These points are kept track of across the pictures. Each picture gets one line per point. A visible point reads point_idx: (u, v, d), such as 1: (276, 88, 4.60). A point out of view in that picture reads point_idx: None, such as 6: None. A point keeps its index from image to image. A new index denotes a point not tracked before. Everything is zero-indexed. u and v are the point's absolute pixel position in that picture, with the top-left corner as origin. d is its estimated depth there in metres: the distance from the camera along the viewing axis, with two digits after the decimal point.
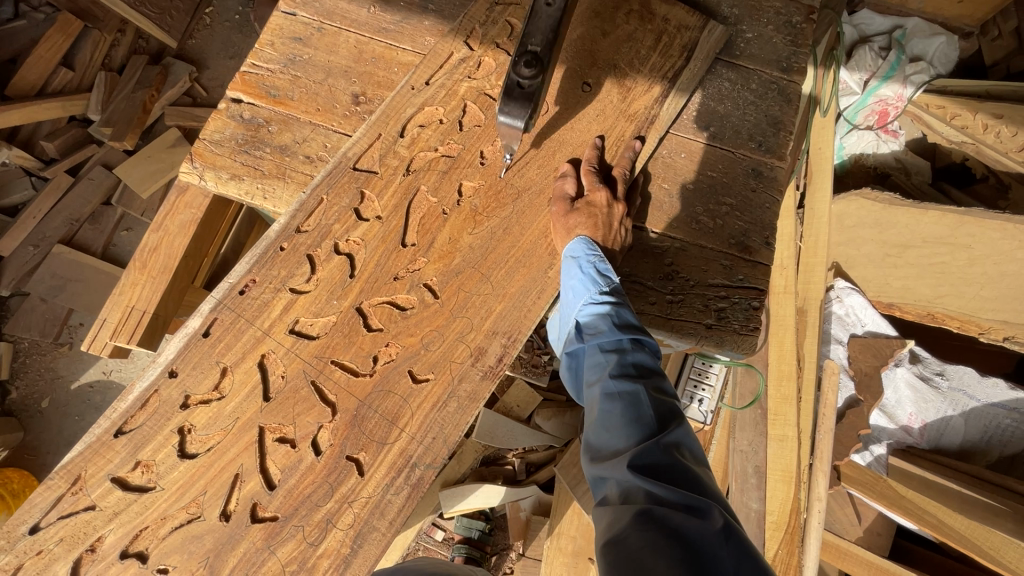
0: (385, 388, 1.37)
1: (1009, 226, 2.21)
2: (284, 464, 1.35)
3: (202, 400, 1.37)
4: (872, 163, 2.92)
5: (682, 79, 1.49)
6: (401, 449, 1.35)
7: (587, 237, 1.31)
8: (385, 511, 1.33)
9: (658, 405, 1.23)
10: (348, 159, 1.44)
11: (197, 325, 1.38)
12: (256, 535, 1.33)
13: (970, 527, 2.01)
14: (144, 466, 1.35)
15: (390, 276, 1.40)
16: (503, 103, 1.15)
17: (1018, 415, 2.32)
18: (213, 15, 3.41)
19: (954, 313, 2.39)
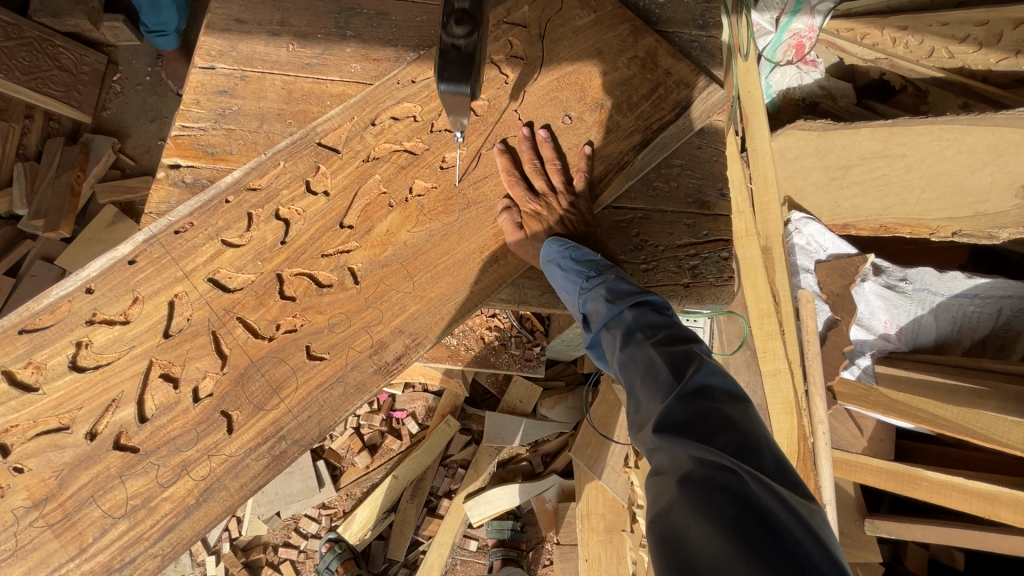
0: (279, 356, 1.34)
1: (937, 129, 2.26)
2: (161, 401, 1.31)
3: (110, 321, 1.33)
4: (800, 95, 3.05)
5: (670, 138, 1.51)
6: (273, 419, 1.32)
7: (553, 238, 1.41)
8: (241, 473, 1.29)
9: (669, 360, 1.22)
10: (316, 132, 1.44)
11: (133, 246, 1.35)
12: (113, 462, 1.27)
13: (960, 413, 2.15)
14: (32, 369, 1.29)
15: (319, 253, 1.39)
16: (440, 70, 1.00)
17: (981, 300, 2.46)
18: (123, 81, 3.30)
19: (902, 220, 2.58)
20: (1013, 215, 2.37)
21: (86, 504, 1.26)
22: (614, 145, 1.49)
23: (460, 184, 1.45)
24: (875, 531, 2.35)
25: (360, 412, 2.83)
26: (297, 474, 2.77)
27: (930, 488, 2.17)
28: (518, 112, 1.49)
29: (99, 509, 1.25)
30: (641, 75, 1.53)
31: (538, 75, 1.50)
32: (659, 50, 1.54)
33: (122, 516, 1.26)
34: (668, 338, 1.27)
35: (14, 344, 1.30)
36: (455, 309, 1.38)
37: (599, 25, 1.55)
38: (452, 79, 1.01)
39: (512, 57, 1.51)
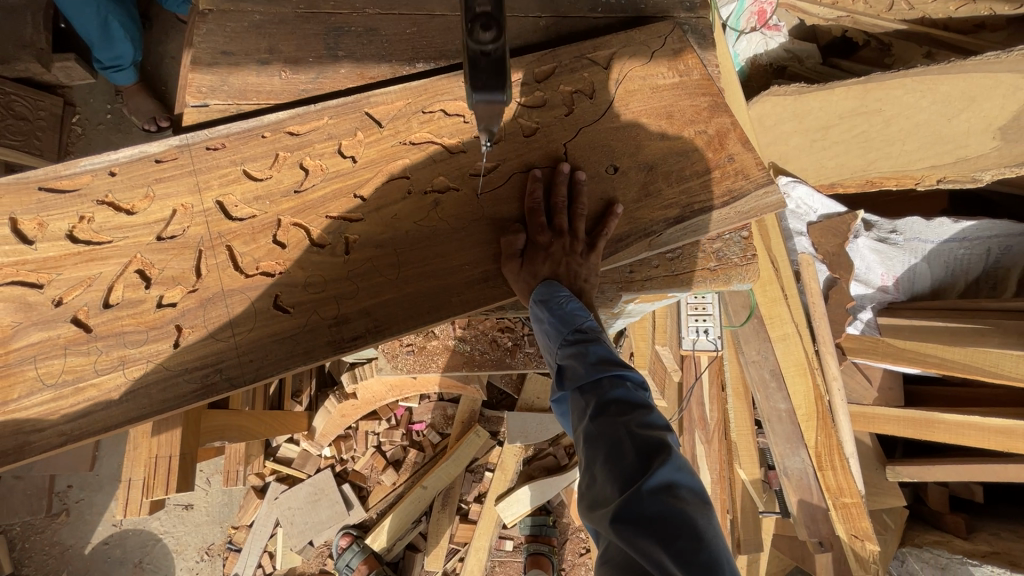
0: (247, 294, 1.33)
1: (907, 81, 2.35)
2: (131, 296, 1.32)
3: (117, 207, 1.35)
4: (767, 61, 3.08)
5: (709, 221, 1.45)
6: (215, 354, 1.30)
7: (548, 279, 1.34)
8: (168, 389, 1.28)
9: (639, 444, 1.13)
10: (368, 100, 1.45)
11: (165, 148, 1.37)
12: (70, 334, 1.29)
13: (969, 354, 2.24)
14: (35, 224, 1.33)
15: (324, 212, 1.39)
16: (473, 82, 0.96)
17: (969, 243, 2.54)
18: (83, 122, 3.16)
19: (888, 173, 2.62)
20: (992, 156, 2.41)
21: (24, 363, 1.28)
22: (629, 140, 1.49)
23: (481, 198, 1.43)
24: (898, 477, 2.46)
25: (379, 430, 2.80)
26: (324, 500, 2.73)
27: (948, 430, 2.26)
28: (567, 149, 1.48)
29: (37, 372, 1.27)
30: (641, 65, 1.53)
31: (598, 119, 1.50)
32: (730, 130, 1.49)
33: (51, 386, 1.27)
34: (642, 419, 1.18)
35: (23, 196, 1.34)
36: (437, 284, 1.38)
37: (682, 88, 1.52)
38: (487, 88, 0.97)
39: (571, 92, 1.52)
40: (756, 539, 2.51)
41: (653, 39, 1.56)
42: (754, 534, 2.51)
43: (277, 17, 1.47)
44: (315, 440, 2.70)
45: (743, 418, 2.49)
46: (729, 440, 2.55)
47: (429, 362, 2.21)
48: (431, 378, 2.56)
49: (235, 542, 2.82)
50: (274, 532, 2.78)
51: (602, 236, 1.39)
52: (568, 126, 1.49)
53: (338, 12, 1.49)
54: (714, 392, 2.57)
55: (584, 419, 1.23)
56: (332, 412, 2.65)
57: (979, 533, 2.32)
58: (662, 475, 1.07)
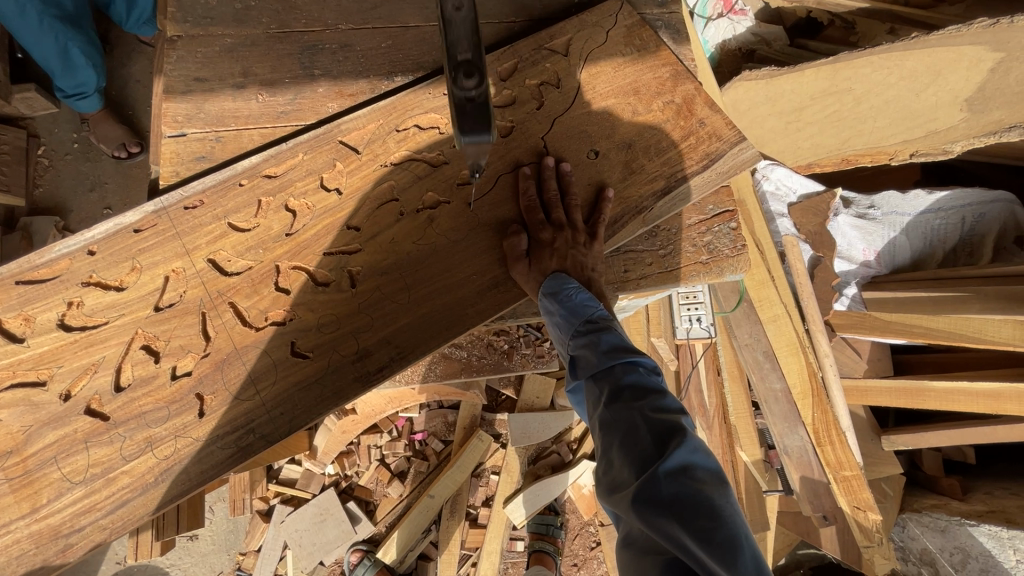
0: (263, 347, 1.30)
1: (875, 59, 2.34)
2: (137, 373, 1.26)
3: (107, 286, 1.29)
4: (735, 45, 3.11)
5: (693, 187, 1.48)
6: (245, 414, 1.26)
7: (559, 271, 1.35)
8: (205, 459, 1.23)
9: (656, 427, 1.16)
10: (339, 129, 1.42)
11: (141, 215, 1.32)
12: (81, 425, 1.23)
13: (951, 323, 2.28)
14: (21, 320, 1.25)
15: (321, 250, 1.36)
16: (459, 125, 1.00)
17: (944, 213, 2.61)
18: (50, 153, 3.07)
19: (863, 151, 2.73)
20: (960, 128, 2.49)
21: (45, 466, 1.20)
22: (614, 138, 1.49)
23: (474, 208, 1.42)
24: (893, 446, 2.52)
25: (381, 442, 2.80)
26: (330, 519, 2.72)
27: (938, 397, 2.31)
28: (546, 142, 1.48)
29: (59, 471, 1.20)
30: (620, 62, 1.54)
31: (569, 106, 1.50)
32: (695, 94, 1.53)
33: (80, 483, 1.20)
34: (656, 402, 1.22)
35: (3, 295, 1.25)
36: (448, 307, 1.36)
37: (641, 63, 1.55)
38: (473, 130, 1.01)
39: (538, 84, 1.52)
40: (762, 518, 2.59)
41: (605, 18, 1.59)
42: (759, 513, 2.60)
43: (248, 39, 1.45)
44: (318, 459, 2.68)
45: (740, 401, 2.57)
46: (727, 424, 2.58)
47: (426, 373, 2.17)
48: (430, 389, 2.58)
49: (244, 569, 2.77)
50: (284, 554, 2.75)
51: (601, 225, 1.40)
52: (542, 119, 1.49)
53: (310, 29, 1.47)
54: (712, 378, 2.59)
55: (600, 405, 1.27)
56: (332, 430, 2.63)
57: (974, 493, 2.40)
58: (679, 458, 1.10)
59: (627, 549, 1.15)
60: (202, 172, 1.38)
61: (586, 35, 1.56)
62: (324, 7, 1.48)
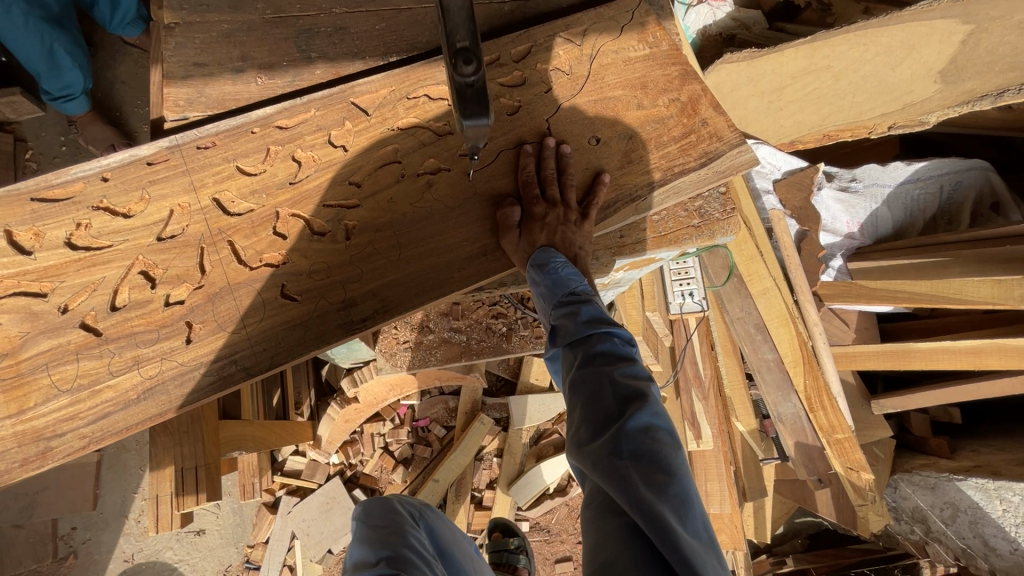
0: (255, 286, 1.35)
1: (851, 36, 2.42)
2: (134, 296, 1.32)
3: (116, 212, 1.35)
4: (716, 30, 3.18)
5: (689, 182, 1.52)
6: (228, 346, 1.32)
7: (547, 245, 1.39)
8: (187, 381, 1.30)
9: (624, 395, 1.17)
10: (352, 91, 1.47)
11: (156, 149, 1.37)
12: (77, 339, 1.29)
13: (933, 287, 2.32)
14: (30, 234, 1.31)
15: (321, 202, 1.41)
16: (461, 109, 1.05)
17: (923, 182, 2.69)
18: (38, 156, 3.06)
19: (843, 125, 2.80)
20: (936, 100, 2.58)
21: (37, 370, 1.26)
22: (604, 109, 1.55)
23: (472, 177, 1.47)
24: (883, 409, 2.61)
25: (384, 430, 2.83)
26: (336, 508, 2.74)
27: (924, 357, 2.38)
28: (550, 125, 1.52)
29: (50, 378, 1.26)
30: (608, 37, 1.59)
31: (579, 91, 1.55)
32: (701, 95, 1.56)
33: (67, 391, 1.27)
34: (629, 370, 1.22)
35: (14, 208, 1.30)
36: (438, 264, 1.42)
37: (652, 59, 1.58)
38: (473, 114, 1.07)
39: (551, 70, 1.55)
40: (760, 486, 2.66)
41: (620, 14, 1.62)
42: (756, 480, 2.66)
43: (245, 24, 1.47)
44: (322, 448, 2.69)
45: (733, 372, 2.63)
46: (723, 396, 2.65)
47: (427, 356, 2.22)
48: (429, 372, 2.59)
49: (252, 561, 2.80)
50: (291, 546, 2.77)
51: (592, 206, 1.45)
52: (550, 102, 1.53)
53: (305, 14, 1.50)
54: (706, 352, 2.60)
55: (571, 370, 1.28)
56: (335, 419, 2.65)
57: (961, 451, 2.49)
58: (642, 424, 1.12)
59: (589, 509, 1.20)
60: (218, 115, 1.43)
61: (600, 29, 1.60)
62: None
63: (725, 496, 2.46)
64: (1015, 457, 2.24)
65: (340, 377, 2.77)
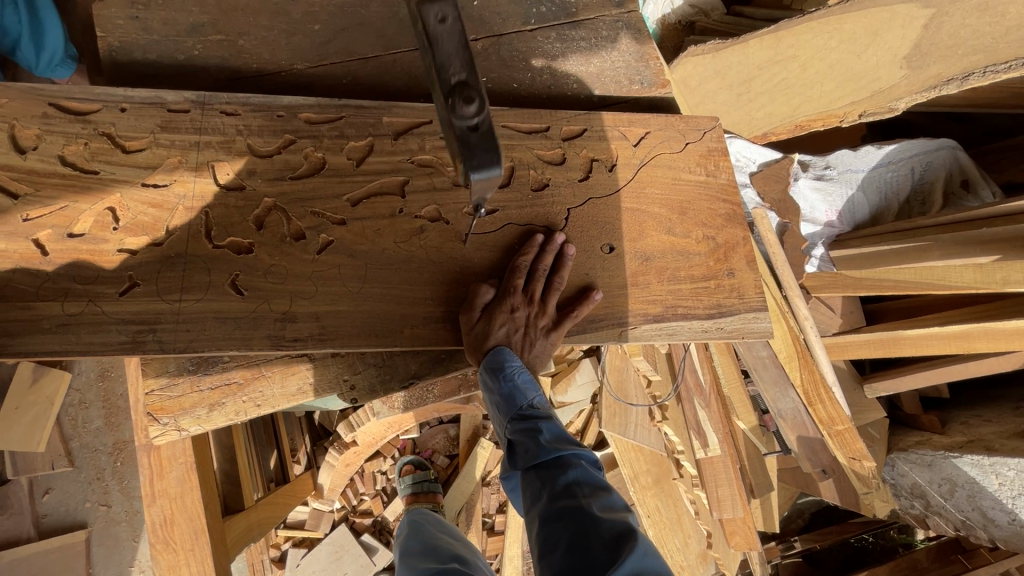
0: (209, 262, 1.28)
1: (815, 24, 2.46)
2: (98, 232, 1.24)
3: (116, 143, 1.26)
4: (675, 19, 3.14)
5: (688, 327, 1.50)
6: (154, 312, 1.24)
7: (505, 347, 1.33)
8: (104, 334, 1.21)
9: (604, 526, 1.20)
10: (390, 114, 1.40)
11: (180, 99, 1.29)
12: (25, 253, 1.20)
13: (918, 272, 2.42)
14: (30, 135, 1.22)
15: (308, 210, 1.34)
16: (469, 158, 0.94)
17: (895, 165, 2.74)
18: None
19: (814, 115, 2.72)
20: (903, 85, 2.58)
21: None
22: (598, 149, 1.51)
23: (468, 243, 1.41)
24: (876, 393, 2.67)
25: (385, 467, 2.75)
26: (346, 555, 2.68)
27: (913, 343, 2.45)
28: (571, 216, 1.48)
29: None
30: None
31: (610, 193, 1.51)
32: (740, 244, 1.57)
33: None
34: (602, 497, 1.27)
35: (28, 105, 1.22)
36: (393, 307, 1.36)
37: (707, 188, 1.58)
38: (483, 164, 0.95)
39: (591, 159, 1.52)
40: (766, 480, 2.73)
41: (690, 131, 1.60)
42: (762, 475, 2.74)
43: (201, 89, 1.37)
44: (325, 497, 2.60)
45: (729, 372, 2.64)
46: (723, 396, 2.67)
47: (424, 395, 2.08)
48: (428, 408, 2.53)
49: None
50: None
51: (565, 320, 1.38)
52: (580, 194, 1.50)
53: (266, 74, 1.41)
54: (703, 356, 2.60)
55: (542, 499, 1.28)
56: (336, 465, 2.52)
57: (952, 425, 2.58)
58: (630, 558, 1.14)
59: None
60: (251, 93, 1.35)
61: (664, 137, 1.57)
62: (274, 47, 1.41)
63: (736, 501, 2.50)
64: (1005, 430, 2.34)
65: (333, 421, 2.71)
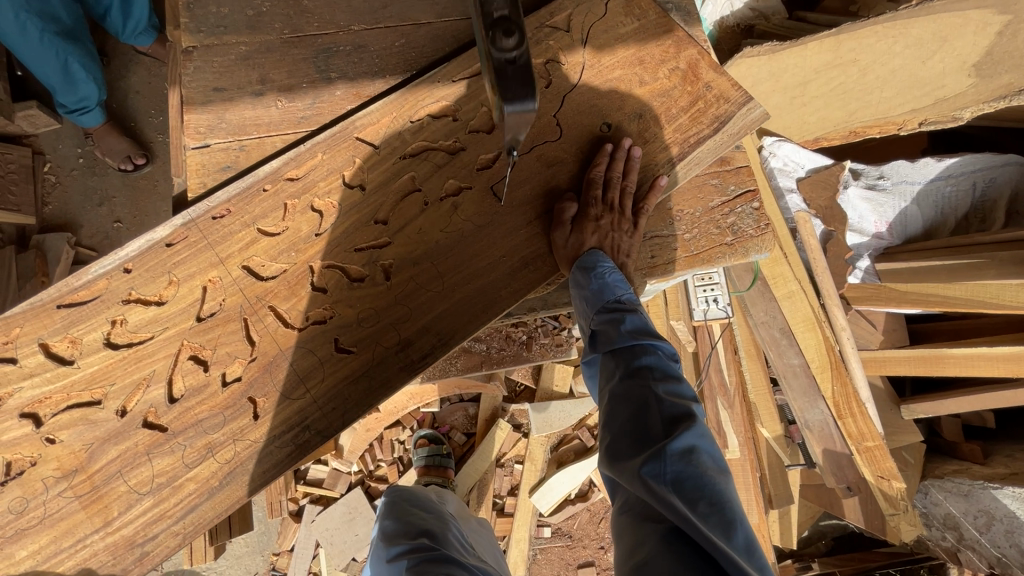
0: (306, 346, 1.33)
1: (879, 27, 2.25)
2: (190, 384, 1.31)
3: (147, 300, 1.33)
4: (734, 22, 3.08)
5: (707, 151, 1.52)
6: (298, 411, 1.31)
7: (597, 248, 1.39)
8: (264, 459, 1.29)
9: (666, 407, 1.19)
10: (354, 126, 1.42)
11: (170, 229, 1.34)
12: (145, 438, 1.29)
13: (967, 290, 2.28)
14: (67, 343, 1.30)
15: (351, 248, 1.38)
16: (503, 88, 1.01)
17: (954, 180, 2.61)
18: (56, 169, 3.04)
19: (870, 122, 2.73)
20: (971, 94, 2.52)
21: (113, 479, 1.27)
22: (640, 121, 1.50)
23: (502, 203, 1.44)
24: (913, 415, 2.55)
25: (403, 437, 2.84)
26: (359, 517, 2.77)
27: (958, 363, 2.34)
28: (557, 118, 1.48)
29: (127, 484, 1.27)
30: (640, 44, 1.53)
31: (574, 83, 1.50)
32: (699, 59, 1.53)
33: (148, 492, 1.27)
34: (671, 384, 1.26)
35: (48, 319, 1.30)
36: (485, 284, 1.39)
37: (641, 29, 1.55)
38: (516, 90, 1.01)
39: (544, 62, 1.51)
40: (786, 492, 2.64)
41: None
42: (783, 487, 2.65)
43: (262, 45, 1.45)
44: (344, 457, 2.70)
45: (759, 380, 2.59)
46: (748, 402, 2.63)
47: (447, 367, 2.20)
48: (451, 382, 2.60)
49: (279, 569, 2.83)
50: (316, 553, 2.80)
51: (644, 212, 1.45)
52: (550, 96, 1.49)
53: (324, 32, 1.48)
54: (730, 358, 2.58)
55: (614, 379, 1.30)
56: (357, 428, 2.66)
57: (995, 456, 2.45)
58: (686, 435, 1.13)
59: (625, 515, 1.19)
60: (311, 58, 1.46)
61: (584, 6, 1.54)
62: (335, 9, 1.49)
63: (752, 505, 2.48)
64: None
65: None
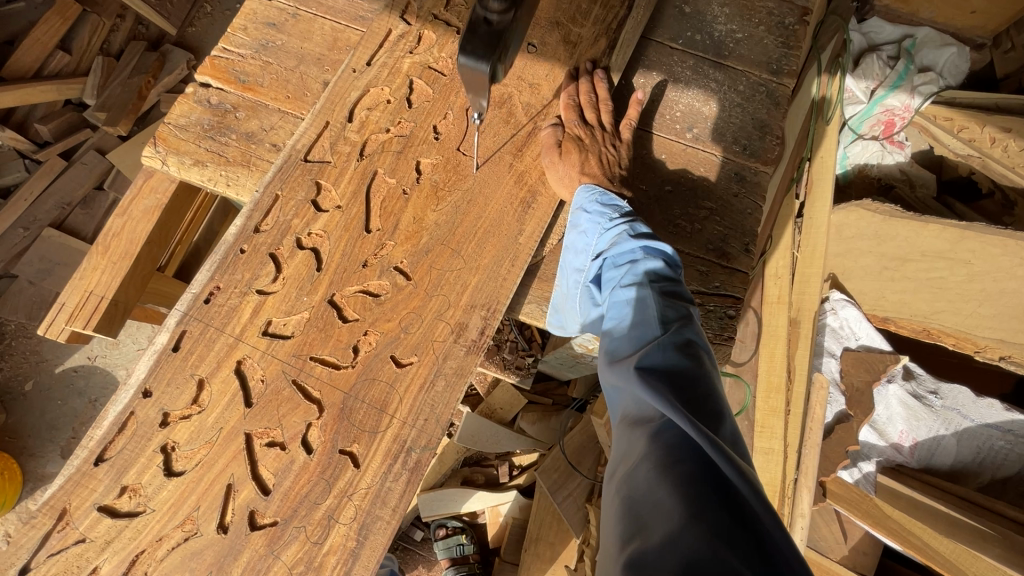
0: (369, 377, 1.34)
1: (1010, 243, 2.13)
2: (275, 468, 1.29)
3: (181, 418, 1.31)
4: (877, 174, 2.72)
5: (631, 38, 1.51)
6: (394, 433, 1.31)
7: (588, 183, 1.37)
8: (387, 499, 1.28)
9: (657, 312, 1.15)
10: (298, 150, 1.43)
11: (170, 338, 1.33)
12: (258, 542, 1.25)
13: (956, 551, 1.95)
14: (130, 491, 1.27)
15: (358, 263, 1.39)
16: (466, 42, 1.02)
17: (1013, 438, 2.23)
18: (215, 3, 3.37)
19: (950, 329, 2.27)
20: None
21: None
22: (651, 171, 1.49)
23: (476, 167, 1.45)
24: None
25: None
26: None
27: None
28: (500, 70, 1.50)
29: None
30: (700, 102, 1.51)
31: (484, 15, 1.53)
32: None
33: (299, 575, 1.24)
34: (667, 290, 1.19)
35: (105, 478, 1.26)
36: (503, 246, 1.41)
37: None
38: (474, 52, 1.02)
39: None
40: None
41: None
42: None
43: None
44: None
45: None
46: None
47: None
48: None
49: None
50: None
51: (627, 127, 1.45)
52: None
53: None
54: None
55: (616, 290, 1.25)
56: None
57: None
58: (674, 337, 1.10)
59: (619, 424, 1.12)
60: None
61: None
62: None
63: None
64: None
65: None
